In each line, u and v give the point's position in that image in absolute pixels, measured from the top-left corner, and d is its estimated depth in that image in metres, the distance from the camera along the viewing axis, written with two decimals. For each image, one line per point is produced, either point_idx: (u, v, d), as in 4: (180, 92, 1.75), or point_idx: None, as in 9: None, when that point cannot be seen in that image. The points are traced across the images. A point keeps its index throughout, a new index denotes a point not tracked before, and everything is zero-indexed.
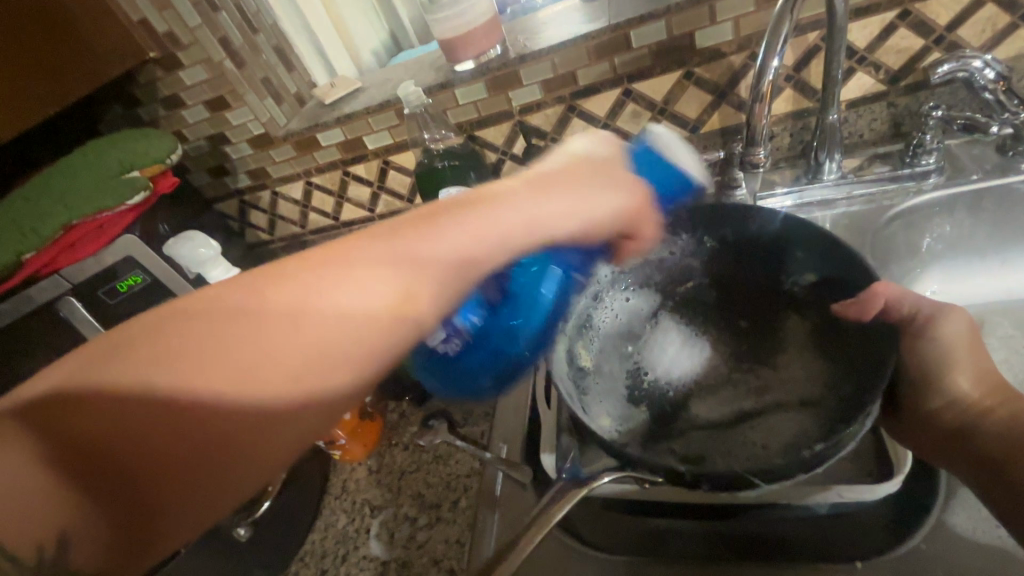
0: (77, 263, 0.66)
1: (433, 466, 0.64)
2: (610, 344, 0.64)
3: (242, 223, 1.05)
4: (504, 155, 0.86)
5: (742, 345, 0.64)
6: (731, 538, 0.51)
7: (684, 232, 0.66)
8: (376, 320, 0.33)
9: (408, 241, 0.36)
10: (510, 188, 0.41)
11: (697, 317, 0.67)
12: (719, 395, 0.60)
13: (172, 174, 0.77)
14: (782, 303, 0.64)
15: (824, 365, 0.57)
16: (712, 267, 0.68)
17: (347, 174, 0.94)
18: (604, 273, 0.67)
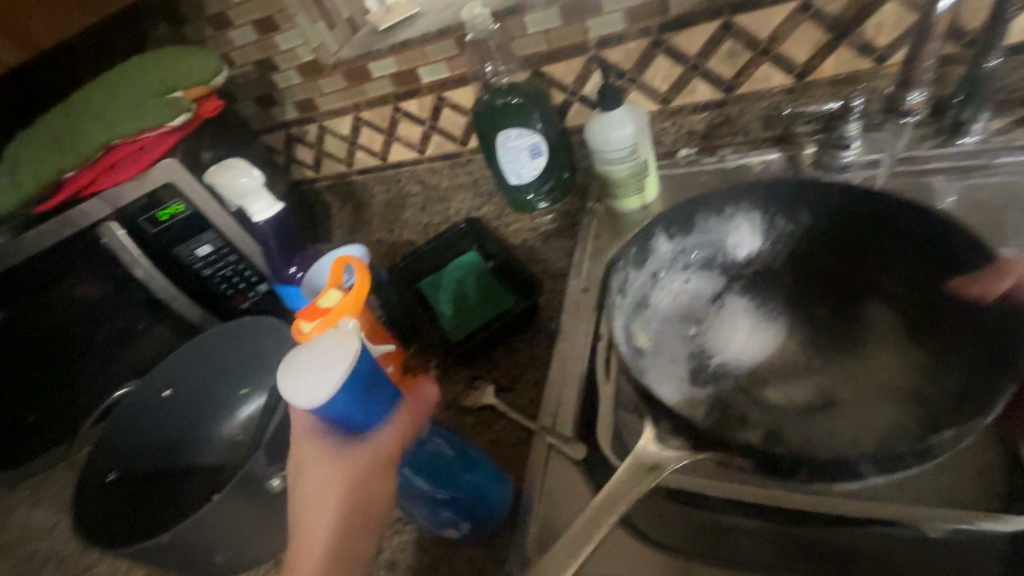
0: (117, 186, 0.62)
1: (475, 431, 0.60)
2: (674, 326, 0.59)
3: (289, 157, 1.00)
4: (572, 97, 0.76)
5: (822, 334, 0.58)
6: (812, 551, 0.46)
7: (759, 210, 0.58)
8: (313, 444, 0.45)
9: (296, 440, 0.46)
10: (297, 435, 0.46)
11: (774, 293, 0.61)
12: (798, 381, 0.56)
13: (217, 98, 0.71)
14: (872, 287, 0.57)
15: (925, 352, 0.52)
16: (796, 243, 0.60)
17: (399, 111, 0.87)
18: (665, 249, 0.58)
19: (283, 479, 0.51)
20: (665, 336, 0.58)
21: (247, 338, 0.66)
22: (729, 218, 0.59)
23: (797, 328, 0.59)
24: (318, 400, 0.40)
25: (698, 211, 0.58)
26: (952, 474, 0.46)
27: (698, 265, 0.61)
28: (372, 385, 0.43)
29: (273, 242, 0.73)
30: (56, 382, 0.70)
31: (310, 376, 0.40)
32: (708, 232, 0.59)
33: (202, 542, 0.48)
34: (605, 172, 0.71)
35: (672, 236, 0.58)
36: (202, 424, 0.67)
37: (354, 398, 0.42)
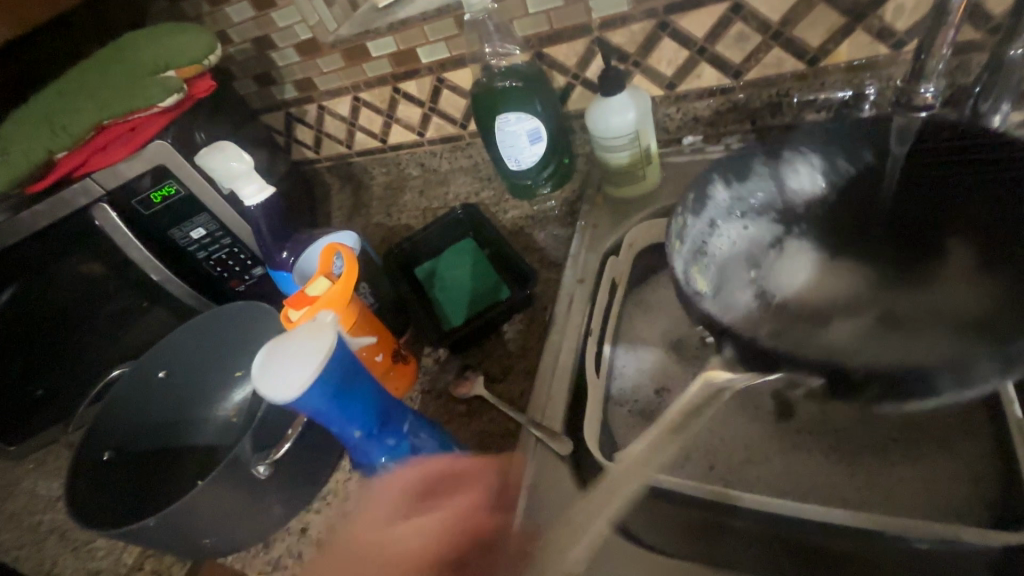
0: (109, 168, 0.62)
1: (464, 421, 0.60)
2: (735, 260, 0.59)
3: (288, 137, 0.98)
4: (575, 80, 0.74)
5: (885, 271, 0.57)
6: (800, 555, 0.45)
7: (819, 153, 0.59)
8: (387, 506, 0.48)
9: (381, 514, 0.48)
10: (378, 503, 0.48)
11: (840, 236, 0.60)
12: (860, 316, 0.55)
13: (210, 77, 0.70)
14: (945, 230, 0.56)
15: (1005, 281, 0.51)
16: (855, 186, 0.59)
17: (398, 92, 0.85)
18: (722, 197, 0.59)
19: (268, 466, 0.51)
20: (733, 270, 0.58)
21: (241, 322, 0.65)
22: (789, 161, 0.60)
23: (858, 266, 0.58)
24: (286, 397, 0.40)
25: (759, 156, 0.59)
26: (945, 481, 0.45)
27: (760, 209, 0.60)
28: (347, 388, 0.44)
29: (265, 227, 0.66)
30: (60, 357, 0.72)
31: (282, 373, 0.41)
32: (768, 178, 0.60)
33: (190, 523, 0.49)
34: (608, 160, 0.69)
35: (728, 178, 0.59)
36: (196, 407, 0.67)
37: (326, 396, 0.42)
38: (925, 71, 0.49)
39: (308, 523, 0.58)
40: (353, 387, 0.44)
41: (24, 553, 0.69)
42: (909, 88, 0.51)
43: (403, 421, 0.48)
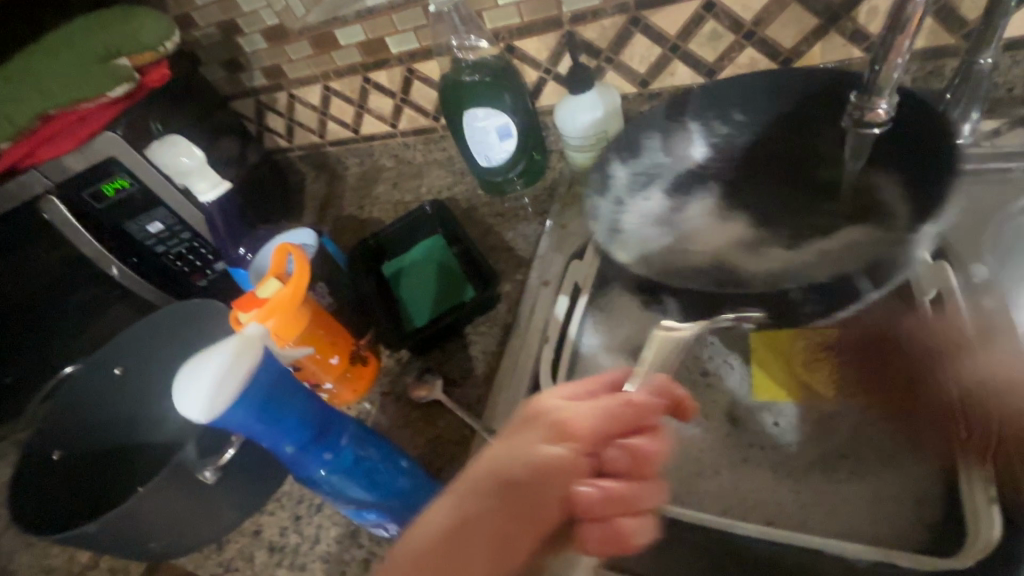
0: (55, 160, 0.60)
1: (421, 425, 0.59)
2: (651, 226, 0.59)
3: (259, 125, 0.95)
4: (546, 75, 0.72)
5: (784, 207, 0.58)
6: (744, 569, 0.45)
7: (705, 120, 0.60)
8: (534, 446, 0.37)
9: (508, 449, 0.37)
10: (519, 438, 0.38)
11: (739, 189, 0.60)
12: (771, 244, 0.56)
13: (167, 66, 0.68)
14: (827, 157, 0.58)
15: (881, 195, 0.55)
16: (743, 144, 0.60)
17: (368, 82, 0.83)
18: (622, 175, 0.60)
19: (215, 471, 0.51)
20: (641, 230, 0.58)
21: (199, 320, 0.64)
22: (675, 132, 0.61)
23: (757, 210, 0.59)
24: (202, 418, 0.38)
25: (648, 125, 0.60)
26: (894, 500, 0.46)
27: (662, 176, 0.61)
28: (278, 401, 0.41)
29: (220, 223, 0.71)
30: (25, 348, 0.70)
31: (189, 394, 0.38)
32: (663, 152, 0.61)
33: (133, 530, 0.48)
34: (571, 158, 0.68)
35: (626, 155, 0.60)
36: (154, 406, 0.65)
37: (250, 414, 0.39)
38: (879, 82, 0.47)
39: (261, 526, 0.57)
40: (269, 419, 0.40)
41: None
42: (863, 101, 0.49)
43: (342, 434, 0.44)
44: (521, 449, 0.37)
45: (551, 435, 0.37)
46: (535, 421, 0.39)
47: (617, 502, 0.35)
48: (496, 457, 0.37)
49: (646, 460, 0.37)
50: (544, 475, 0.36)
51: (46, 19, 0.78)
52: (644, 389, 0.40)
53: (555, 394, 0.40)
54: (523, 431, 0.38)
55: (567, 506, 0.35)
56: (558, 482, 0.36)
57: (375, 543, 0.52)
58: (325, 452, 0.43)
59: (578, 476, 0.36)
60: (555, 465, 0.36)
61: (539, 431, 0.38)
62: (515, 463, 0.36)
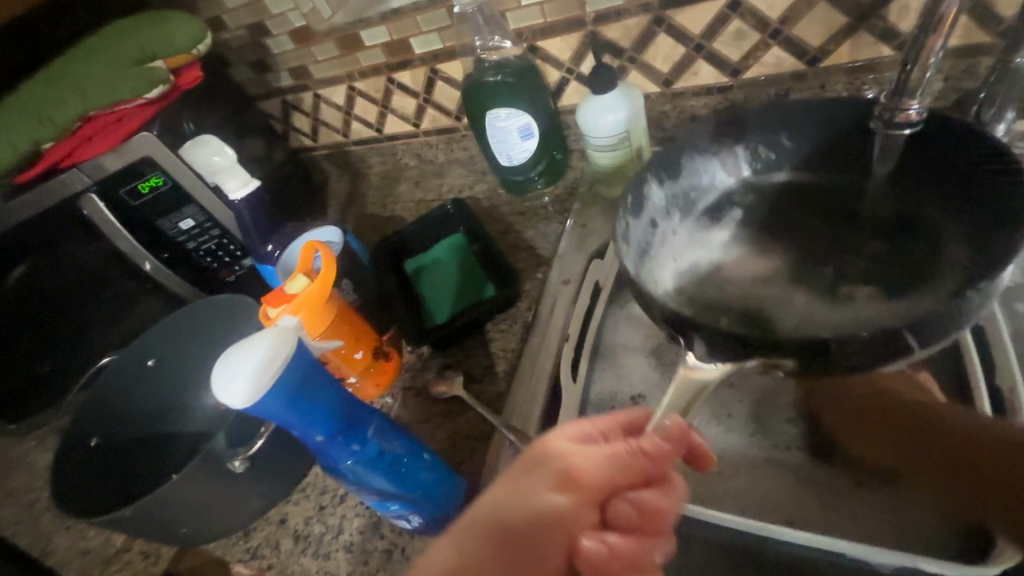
0: (93, 160, 0.63)
1: (442, 420, 0.60)
2: (685, 258, 0.57)
3: (285, 125, 0.97)
4: (569, 74, 0.72)
5: (820, 236, 0.56)
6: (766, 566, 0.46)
7: (746, 146, 0.59)
8: (539, 495, 0.37)
9: (515, 492, 0.37)
10: (527, 481, 0.38)
11: (779, 221, 0.59)
12: (811, 279, 0.53)
13: (199, 67, 0.70)
14: (863, 193, 0.57)
15: (926, 231, 0.53)
16: (780, 176, 0.60)
17: (392, 82, 0.84)
18: (658, 196, 0.56)
19: (245, 460, 0.53)
20: (672, 262, 0.56)
21: (227, 315, 0.66)
22: (709, 158, 0.59)
23: (797, 242, 0.57)
24: (240, 403, 0.39)
25: (686, 150, 0.58)
26: (915, 505, 0.46)
27: (695, 206, 0.60)
28: (309, 391, 0.42)
29: (249, 220, 0.71)
30: (64, 338, 0.72)
31: (229, 383, 0.40)
32: (696, 172, 0.59)
33: (166, 516, 0.50)
34: (592, 158, 0.68)
35: (666, 179, 0.56)
36: (185, 396, 0.67)
37: (282, 401, 0.41)
38: (911, 83, 0.47)
39: (286, 515, 0.59)
40: (302, 408, 0.42)
41: (19, 529, 0.71)
42: (894, 103, 0.48)
43: (368, 424, 0.46)
44: (523, 494, 0.37)
45: (556, 483, 0.37)
46: (540, 461, 0.39)
47: (620, 556, 0.36)
48: (500, 499, 0.38)
49: (657, 515, 0.38)
50: (547, 525, 0.36)
51: (84, 22, 0.81)
52: (654, 433, 0.39)
53: (562, 436, 0.40)
54: (529, 473, 0.38)
55: (568, 556, 0.37)
56: (558, 534, 0.37)
57: (396, 535, 0.53)
58: (355, 444, 0.44)
59: (582, 527, 0.37)
60: (553, 516, 0.37)
61: (545, 474, 0.38)
62: (518, 508, 0.37)
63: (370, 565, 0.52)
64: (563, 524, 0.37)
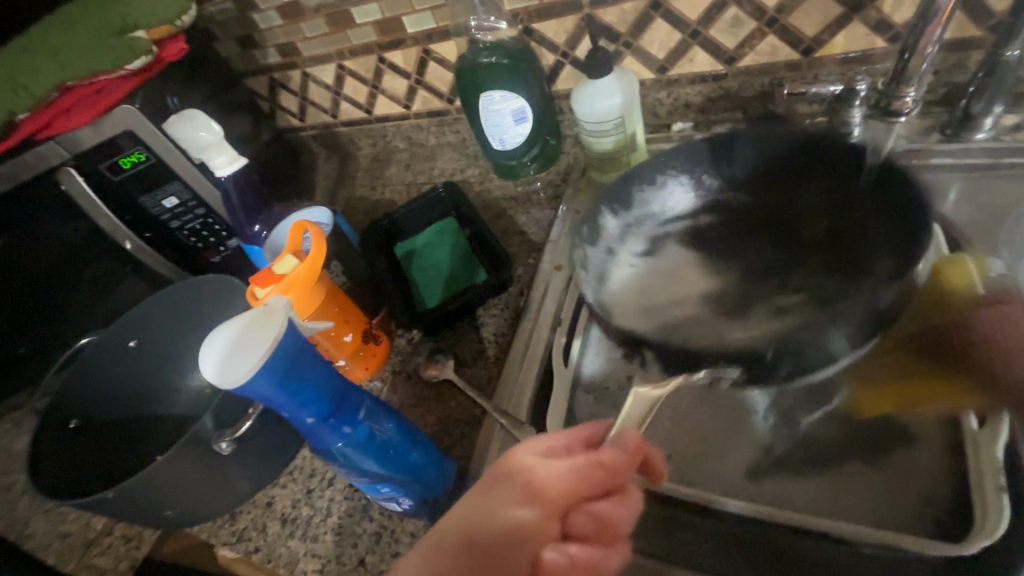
0: (71, 132, 0.61)
1: (432, 404, 0.60)
2: (639, 280, 0.57)
3: (272, 104, 0.95)
4: (564, 58, 0.72)
5: (768, 263, 0.56)
6: (752, 545, 0.46)
7: (692, 172, 0.60)
8: (509, 506, 0.35)
9: (482, 507, 0.35)
10: (496, 495, 0.36)
11: (731, 241, 0.59)
12: (751, 307, 0.54)
13: (183, 40, 0.67)
14: (810, 216, 0.57)
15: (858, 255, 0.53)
16: (734, 203, 0.60)
17: (383, 61, 0.82)
18: (612, 224, 0.58)
19: (232, 442, 0.52)
20: (626, 286, 0.57)
21: (212, 296, 0.64)
22: (664, 182, 0.60)
23: (747, 263, 0.57)
24: (230, 384, 0.38)
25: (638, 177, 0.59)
26: (896, 493, 0.46)
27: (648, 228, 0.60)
28: (297, 371, 0.41)
29: (236, 199, 0.65)
30: (43, 319, 0.70)
31: (227, 360, 0.39)
32: (651, 194, 0.60)
33: (150, 498, 0.49)
34: (594, 146, 0.67)
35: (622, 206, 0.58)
36: (169, 378, 0.66)
37: (274, 383, 0.40)
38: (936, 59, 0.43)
39: (274, 498, 0.58)
40: (294, 388, 0.41)
41: None
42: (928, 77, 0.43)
43: (359, 407, 0.45)
44: (490, 508, 0.35)
45: (520, 496, 0.35)
46: (510, 471, 0.37)
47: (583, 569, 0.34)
48: (463, 516, 0.35)
49: (613, 526, 0.36)
50: (513, 541, 0.34)
51: None
52: (612, 446, 0.39)
53: (531, 449, 0.38)
54: (497, 484, 0.36)
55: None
56: (525, 554, 0.34)
57: (386, 517, 0.53)
58: (347, 427, 0.44)
59: (544, 542, 0.34)
60: (521, 528, 0.34)
61: (513, 484, 0.36)
62: (482, 524, 0.34)
63: (359, 547, 0.52)
64: (530, 544, 0.34)
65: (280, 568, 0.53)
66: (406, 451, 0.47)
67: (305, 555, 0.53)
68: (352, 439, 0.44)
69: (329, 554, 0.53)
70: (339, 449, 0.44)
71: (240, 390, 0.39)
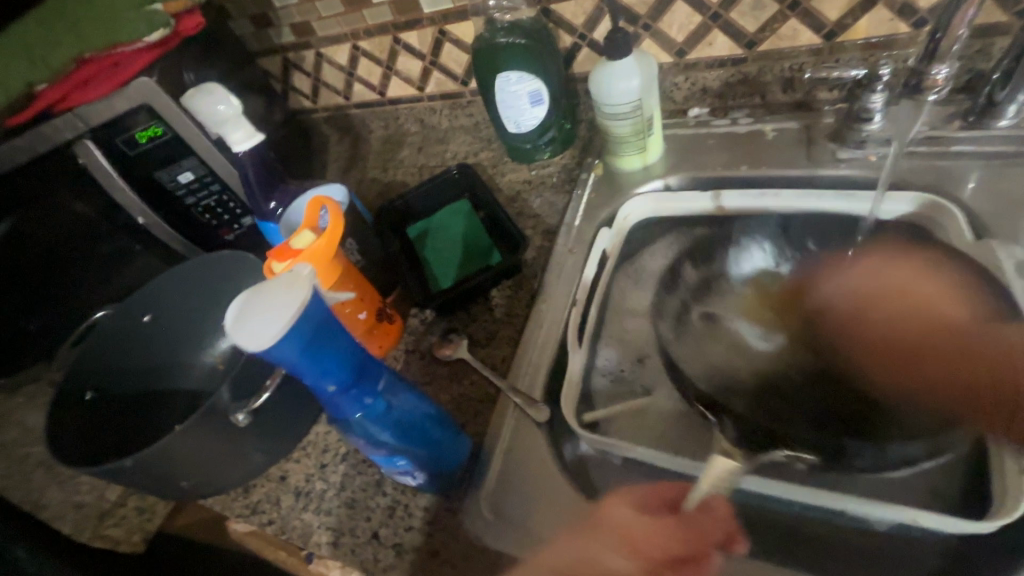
0: (89, 104, 0.61)
1: (445, 382, 0.60)
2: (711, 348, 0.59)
3: (286, 84, 0.94)
4: (581, 40, 0.71)
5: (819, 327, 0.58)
6: (770, 525, 0.47)
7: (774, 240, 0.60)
8: (611, 553, 0.39)
9: (587, 555, 0.40)
10: (599, 545, 0.40)
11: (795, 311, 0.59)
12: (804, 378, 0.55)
13: (199, 13, 0.67)
14: (830, 326, 0.57)
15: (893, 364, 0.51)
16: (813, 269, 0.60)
17: (398, 42, 0.82)
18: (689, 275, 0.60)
19: (248, 414, 0.52)
20: (696, 374, 0.55)
21: (227, 274, 0.64)
22: (743, 244, 0.61)
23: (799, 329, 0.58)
24: (256, 347, 0.38)
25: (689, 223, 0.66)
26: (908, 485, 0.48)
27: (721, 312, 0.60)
28: (322, 339, 0.41)
29: (252, 175, 0.65)
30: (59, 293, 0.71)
31: (253, 325, 0.39)
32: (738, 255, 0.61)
33: (168, 468, 0.49)
34: (606, 127, 0.66)
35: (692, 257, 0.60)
36: (183, 352, 0.66)
37: (298, 349, 0.40)
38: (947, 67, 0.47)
39: (288, 472, 0.59)
40: (319, 355, 0.41)
41: (10, 483, 0.69)
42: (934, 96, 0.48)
43: (378, 378, 0.45)
44: (591, 556, 0.39)
45: (619, 548, 0.39)
46: (609, 519, 0.41)
47: None
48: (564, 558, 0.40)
49: None
50: None
51: None
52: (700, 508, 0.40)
53: (623, 502, 0.41)
54: (595, 535, 0.40)
55: None
56: None
57: (399, 491, 0.53)
58: (369, 399, 0.44)
59: None
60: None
61: (608, 538, 0.40)
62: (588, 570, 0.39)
63: (372, 520, 0.53)
64: None
65: (295, 540, 0.54)
66: (423, 426, 0.48)
67: (320, 528, 0.54)
68: (371, 411, 0.45)
69: (344, 526, 0.53)
70: (358, 421, 0.44)
71: (266, 355, 0.39)
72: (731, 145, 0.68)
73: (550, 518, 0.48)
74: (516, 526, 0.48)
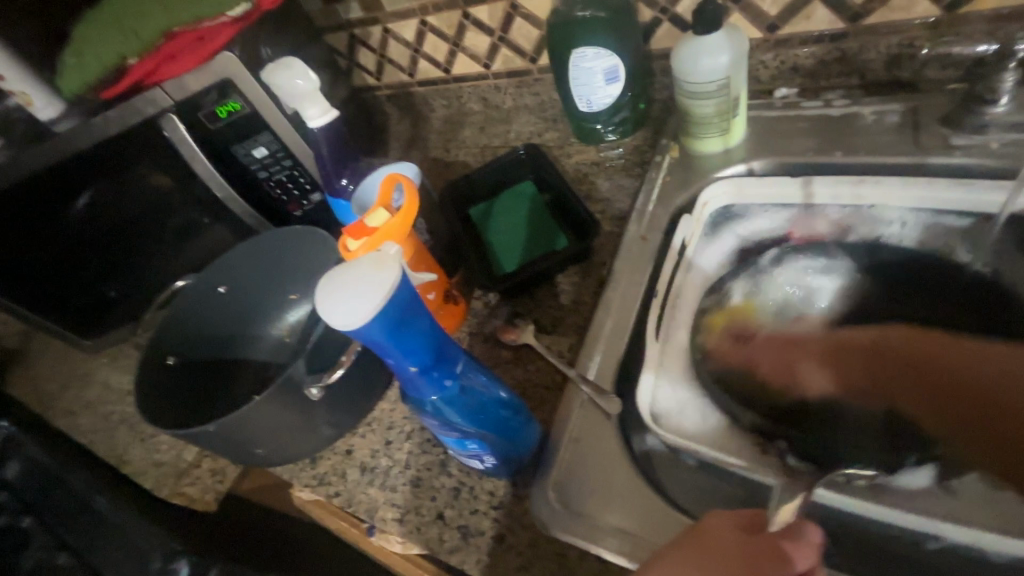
0: (177, 79, 0.62)
1: (510, 365, 0.60)
2: (738, 322, 0.59)
3: (350, 61, 0.93)
4: (663, 14, 0.68)
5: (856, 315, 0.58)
6: (863, 549, 0.44)
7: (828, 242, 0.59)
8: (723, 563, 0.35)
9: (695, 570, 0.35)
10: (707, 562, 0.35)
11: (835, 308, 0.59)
12: (771, 359, 0.57)
13: None
14: (777, 359, 0.58)
15: (836, 376, 0.56)
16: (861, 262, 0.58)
17: (468, 17, 0.80)
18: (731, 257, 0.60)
19: (321, 389, 0.53)
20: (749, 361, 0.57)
21: (298, 251, 0.65)
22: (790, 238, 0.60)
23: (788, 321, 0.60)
24: (347, 328, 0.39)
25: (793, 229, 0.60)
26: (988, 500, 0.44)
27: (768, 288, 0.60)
28: (408, 321, 0.41)
29: (325, 150, 0.65)
30: (140, 260, 0.76)
31: (342, 305, 0.39)
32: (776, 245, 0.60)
33: (245, 435, 0.51)
34: (687, 106, 0.62)
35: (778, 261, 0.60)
36: (252, 324, 0.69)
37: (385, 330, 0.40)
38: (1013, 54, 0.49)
39: (352, 447, 0.59)
40: (405, 336, 0.41)
41: (97, 439, 0.74)
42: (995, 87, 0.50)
43: (456, 361, 0.46)
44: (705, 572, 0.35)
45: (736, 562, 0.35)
46: (709, 531, 0.37)
47: None
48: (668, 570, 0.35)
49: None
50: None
51: None
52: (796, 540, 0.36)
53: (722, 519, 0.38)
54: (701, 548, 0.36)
55: None
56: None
57: (464, 473, 0.54)
58: (447, 383, 0.45)
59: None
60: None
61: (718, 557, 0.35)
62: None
63: (438, 500, 0.53)
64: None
65: (360, 514, 0.55)
66: (494, 408, 0.48)
67: (384, 504, 0.54)
68: (445, 393, 0.45)
69: (409, 505, 0.54)
70: (432, 399, 0.45)
71: (354, 335, 0.39)
72: (827, 128, 0.62)
73: (623, 510, 0.47)
74: (585, 517, 0.47)
